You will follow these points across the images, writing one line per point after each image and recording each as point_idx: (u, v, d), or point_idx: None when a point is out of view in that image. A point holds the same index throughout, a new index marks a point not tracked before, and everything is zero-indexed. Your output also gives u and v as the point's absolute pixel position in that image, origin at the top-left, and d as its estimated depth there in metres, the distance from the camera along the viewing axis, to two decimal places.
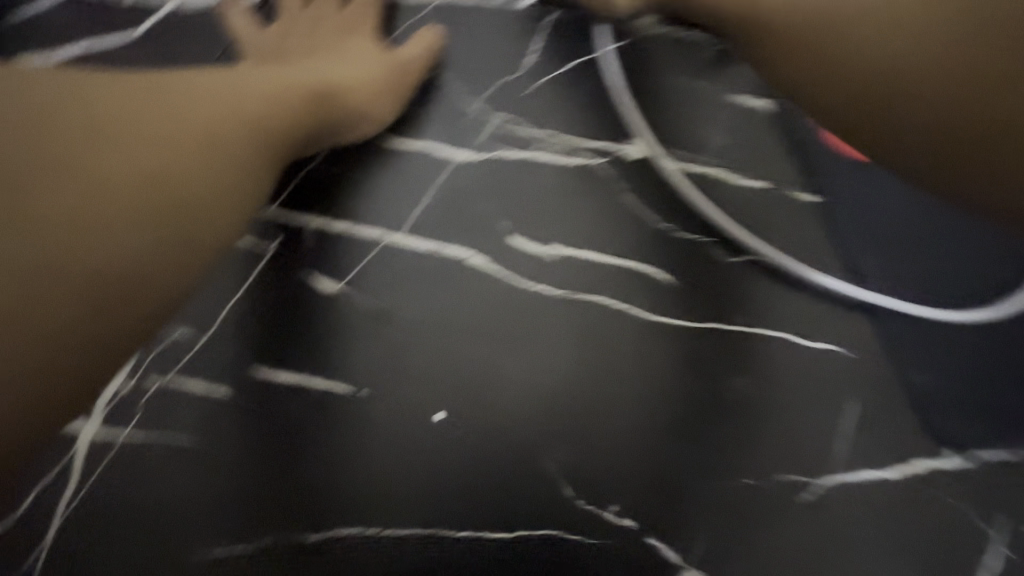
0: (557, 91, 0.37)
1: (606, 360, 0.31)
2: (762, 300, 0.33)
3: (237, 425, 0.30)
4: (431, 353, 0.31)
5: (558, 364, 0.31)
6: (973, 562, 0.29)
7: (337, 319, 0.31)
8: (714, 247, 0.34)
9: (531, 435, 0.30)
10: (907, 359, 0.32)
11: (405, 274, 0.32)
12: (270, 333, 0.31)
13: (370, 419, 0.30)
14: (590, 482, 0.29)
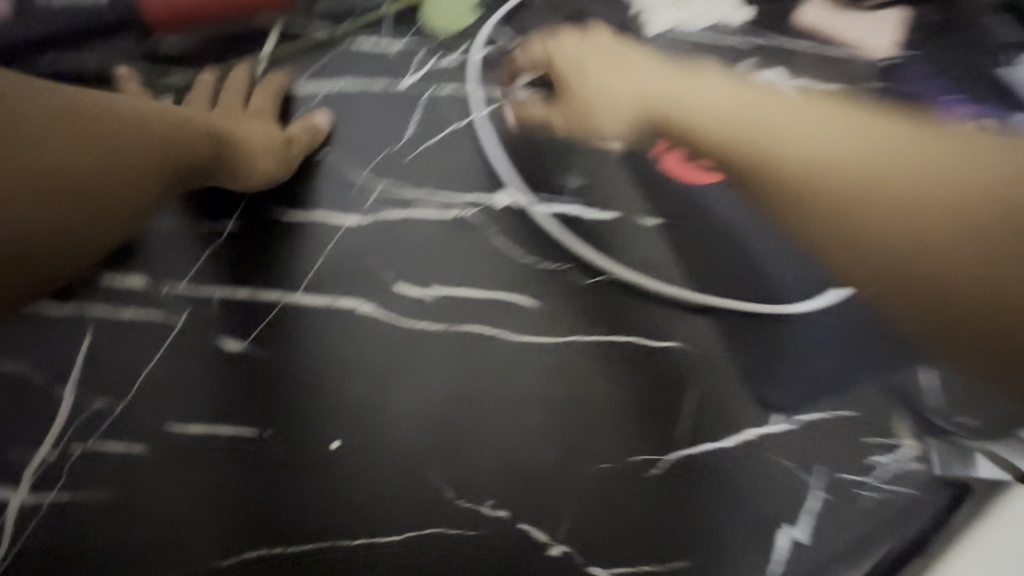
0: (446, 161, 0.47)
1: (489, 376, 0.36)
2: (617, 307, 0.41)
3: (168, 462, 0.32)
4: (337, 386, 0.35)
5: (447, 385, 0.36)
6: (796, 508, 0.35)
7: (252, 363, 0.35)
8: (574, 270, 0.42)
9: (422, 448, 0.34)
10: (724, 337, 0.40)
11: (311, 320, 0.37)
12: (194, 376, 0.35)
13: (290, 448, 0.33)
14: (470, 484, 0.33)
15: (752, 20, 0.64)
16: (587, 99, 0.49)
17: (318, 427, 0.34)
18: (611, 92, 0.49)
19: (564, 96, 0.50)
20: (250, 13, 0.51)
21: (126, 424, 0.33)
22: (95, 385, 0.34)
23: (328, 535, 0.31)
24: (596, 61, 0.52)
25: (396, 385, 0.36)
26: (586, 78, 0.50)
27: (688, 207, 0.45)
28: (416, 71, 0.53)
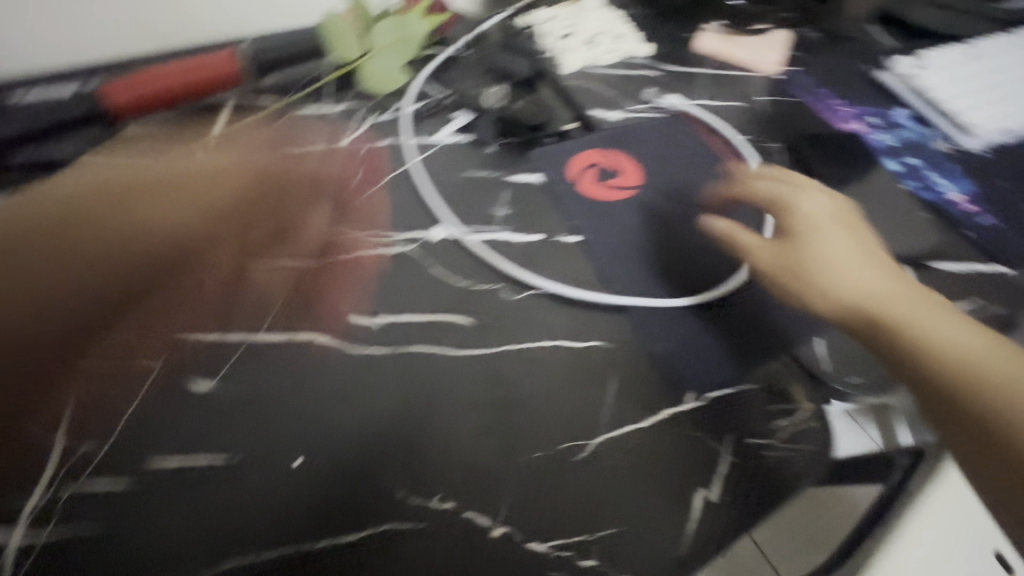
0: (388, 205, 0.53)
1: (433, 387, 0.42)
2: (542, 314, 0.47)
3: (155, 479, 0.37)
4: (299, 405, 0.40)
5: (396, 395, 0.41)
6: (708, 473, 0.40)
7: (226, 392, 0.41)
8: (504, 287, 0.48)
9: (374, 450, 0.39)
10: (637, 334, 0.46)
11: (273, 353, 0.42)
12: (177, 405, 0.40)
13: (261, 467, 0.38)
14: (416, 475, 0.38)
15: (655, 56, 0.73)
16: (827, 286, 0.48)
17: (284, 441, 0.39)
18: (835, 277, 0.49)
19: (791, 255, 0.50)
20: (205, 93, 0.58)
21: (118, 451, 0.38)
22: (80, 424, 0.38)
23: (292, 532, 0.35)
24: (837, 236, 0.51)
25: (351, 400, 0.41)
26: (824, 243, 0.51)
27: (598, 221, 0.54)
28: (357, 128, 0.60)
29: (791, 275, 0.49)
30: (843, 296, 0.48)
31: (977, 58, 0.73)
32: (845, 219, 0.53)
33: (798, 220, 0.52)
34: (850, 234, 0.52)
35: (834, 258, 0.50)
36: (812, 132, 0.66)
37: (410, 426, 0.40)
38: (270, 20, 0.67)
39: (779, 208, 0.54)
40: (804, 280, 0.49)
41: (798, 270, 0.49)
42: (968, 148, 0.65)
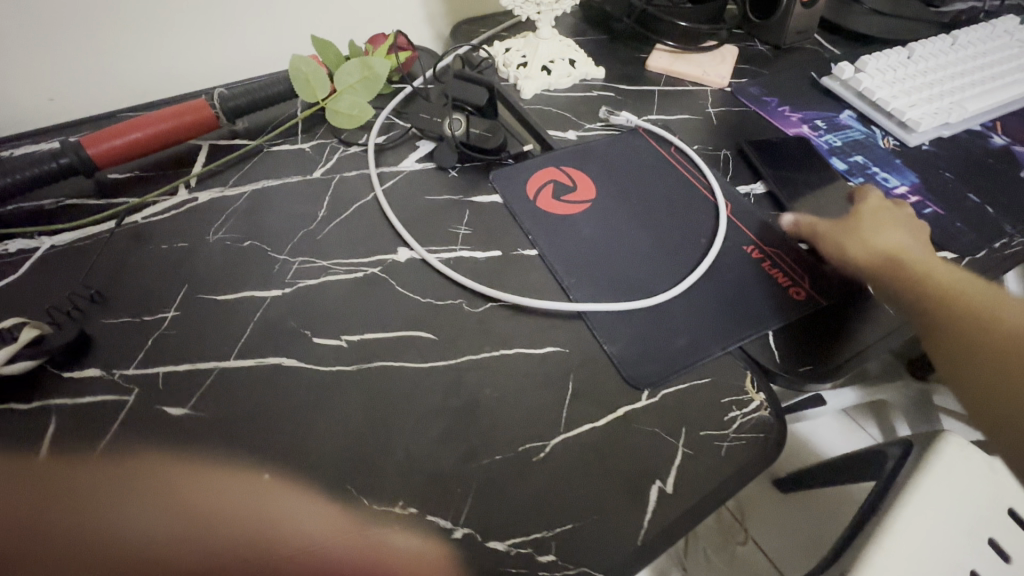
0: (354, 231, 0.56)
1: (398, 401, 0.44)
2: (503, 325, 0.49)
3: (130, 518, 0.38)
4: (270, 432, 0.42)
5: (361, 415, 0.43)
6: (664, 467, 0.41)
7: (202, 428, 0.42)
8: (465, 302, 0.50)
9: (342, 471, 0.40)
10: (593, 336, 0.48)
11: (244, 381, 0.44)
12: (153, 444, 0.41)
13: (228, 486, 0.39)
14: (382, 493, 0.39)
15: (609, 77, 0.78)
16: (861, 241, 0.56)
17: (256, 470, 0.40)
18: (883, 241, 0.55)
19: (853, 227, 0.57)
20: (182, 139, 0.61)
21: (93, 496, 0.39)
22: (58, 457, 0.40)
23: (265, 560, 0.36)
24: (891, 219, 0.58)
25: (318, 424, 0.42)
26: (880, 222, 0.57)
27: (556, 234, 0.56)
28: (326, 162, 0.63)
29: (847, 238, 0.56)
30: (885, 250, 0.55)
31: (914, 60, 0.77)
32: (892, 214, 0.58)
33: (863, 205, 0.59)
34: (897, 218, 0.58)
35: (882, 229, 0.56)
36: (761, 137, 0.70)
37: (375, 446, 0.41)
38: (243, 68, 0.72)
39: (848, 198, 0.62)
40: (853, 244, 0.55)
41: (853, 235, 0.56)
42: (910, 144, 0.69)
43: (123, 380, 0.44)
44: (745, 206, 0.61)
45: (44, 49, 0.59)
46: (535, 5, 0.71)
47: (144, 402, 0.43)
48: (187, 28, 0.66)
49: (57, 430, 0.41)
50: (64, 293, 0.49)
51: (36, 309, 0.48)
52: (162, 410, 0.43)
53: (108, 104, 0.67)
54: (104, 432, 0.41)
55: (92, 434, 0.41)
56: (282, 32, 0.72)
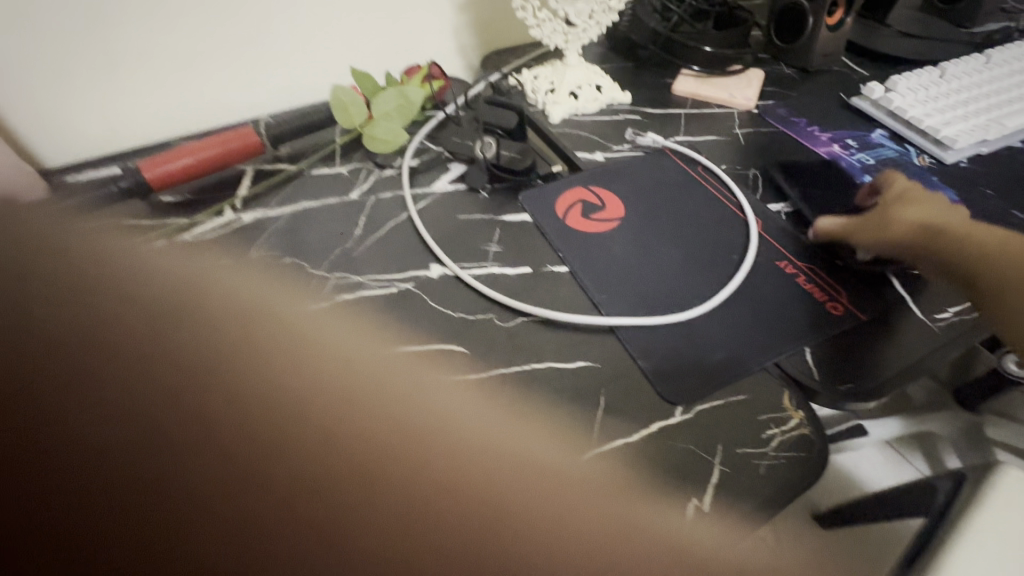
0: (390, 247, 0.58)
1: (426, 409, 0.44)
2: (533, 340, 0.50)
3: (161, 504, 0.39)
4: (296, 424, 0.43)
5: (383, 413, 0.44)
6: (700, 486, 0.40)
7: (232, 421, 0.44)
8: (496, 317, 0.51)
9: (363, 465, 0.41)
10: (625, 352, 0.49)
11: (322, 370, 0.47)
12: (187, 435, 0.43)
13: (307, 454, 0.42)
14: (400, 488, 0.40)
15: (635, 101, 0.80)
16: (897, 219, 0.55)
17: (282, 459, 0.41)
18: (916, 218, 0.55)
19: (883, 209, 0.57)
20: (232, 162, 0.65)
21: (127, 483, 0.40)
22: (194, 361, 0.48)
23: (288, 547, 0.37)
24: (923, 196, 0.57)
25: (341, 420, 0.44)
26: (913, 200, 0.57)
27: (585, 251, 0.57)
28: (363, 184, 0.66)
29: (879, 219, 0.56)
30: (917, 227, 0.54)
31: (947, 79, 0.76)
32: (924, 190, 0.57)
33: (894, 187, 0.59)
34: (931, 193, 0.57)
35: (915, 207, 0.56)
36: (792, 157, 0.70)
37: (394, 441, 0.42)
38: (286, 99, 0.77)
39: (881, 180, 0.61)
40: (886, 225, 0.55)
41: (885, 214, 0.56)
42: (948, 161, 0.68)
43: (162, 375, 0.47)
44: (777, 222, 0.60)
45: (106, 72, 0.64)
46: (563, 34, 0.74)
47: (183, 395, 0.45)
48: (239, 63, 0.71)
49: (97, 418, 0.43)
50: (120, 299, 0.52)
51: (82, 310, 0.51)
52: (196, 404, 0.45)
53: (164, 133, 0.72)
54: (140, 423, 0.43)
55: (130, 424, 0.43)
56: (327, 65, 0.77)
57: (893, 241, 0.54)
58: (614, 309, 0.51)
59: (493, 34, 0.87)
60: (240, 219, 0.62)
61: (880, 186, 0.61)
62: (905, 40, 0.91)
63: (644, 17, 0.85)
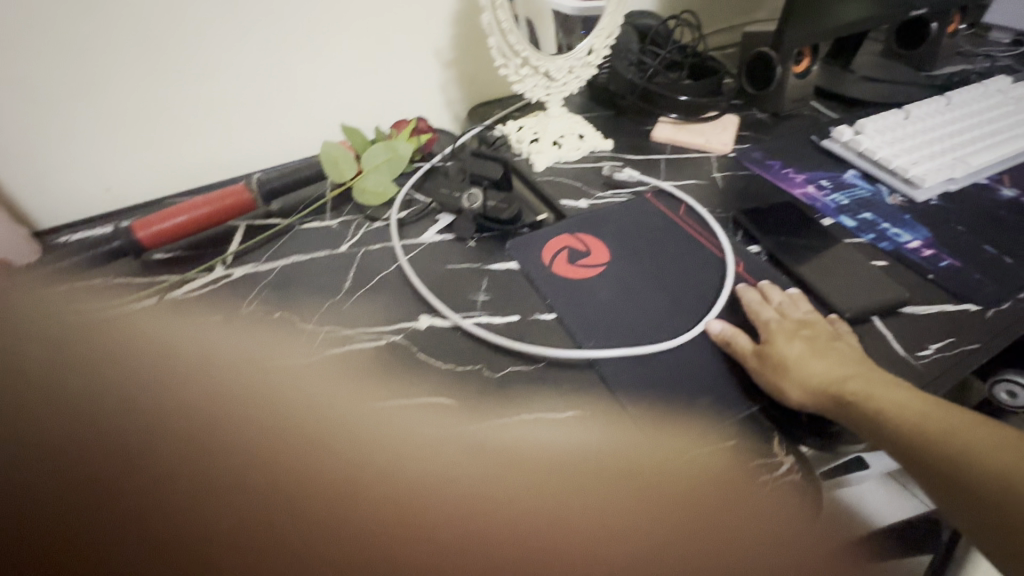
0: (380, 299, 0.59)
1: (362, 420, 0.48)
2: (522, 388, 0.50)
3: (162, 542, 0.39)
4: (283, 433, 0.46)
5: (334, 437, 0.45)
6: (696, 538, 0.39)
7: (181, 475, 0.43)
8: (485, 367, 0.52)
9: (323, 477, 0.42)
10: (611, 401, 0.49)
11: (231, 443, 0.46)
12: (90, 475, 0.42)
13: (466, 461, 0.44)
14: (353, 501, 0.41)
15: (616, 148, 0.83)
16: (793, 379, 0.49)
17: (272, 470, 0.43)
18: (812, 377, 0.49)
19: (748, 370, 0.51)
20: (225, 220, 0.66)
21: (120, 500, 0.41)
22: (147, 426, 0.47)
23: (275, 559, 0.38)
24: (806, 349, 0.51)
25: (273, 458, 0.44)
26: (794, 355, 0.50)
27: (571, 297, 0.58)
28: (352, 237, 0.68)
29: (757, 374, 0.50)
30: (820, 394, 0.48)
31: (911, 120, 0.80)
32: (822, 342, 0.52)
33: (760, 338, 0.53)
34: (825, 338, 0.52)
35: (807, 362, 0.50)
36: (768, 199, 0.72)
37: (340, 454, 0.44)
38: (280, 155, 0.80)
39: (742, 326, 0.56)
40: (785, 377, 0.49)
41: (769, 370, 0.50)
42: (918, 199, 0.70)
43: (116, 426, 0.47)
44: (757, 264, 0.62)
45: (103, 133, 0.67)
46: (544, 88, 0.77)
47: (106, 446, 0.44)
48: (234, 122, 0.74)
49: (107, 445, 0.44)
50: (104, 349, 0.54)
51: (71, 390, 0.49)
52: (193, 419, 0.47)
53: (162, 190, 0.74)
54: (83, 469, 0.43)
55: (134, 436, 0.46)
56: (319, 122, 0.80)
57: (793, 397, 0.48)
58: (601, 352, 0.52)
59: (479, 88, 0.91)
60: (231, 275, 0.63)
61: (836, 247, 0.63)
62: (871, 84, 0.96)
63: (622, 69, 0.88)
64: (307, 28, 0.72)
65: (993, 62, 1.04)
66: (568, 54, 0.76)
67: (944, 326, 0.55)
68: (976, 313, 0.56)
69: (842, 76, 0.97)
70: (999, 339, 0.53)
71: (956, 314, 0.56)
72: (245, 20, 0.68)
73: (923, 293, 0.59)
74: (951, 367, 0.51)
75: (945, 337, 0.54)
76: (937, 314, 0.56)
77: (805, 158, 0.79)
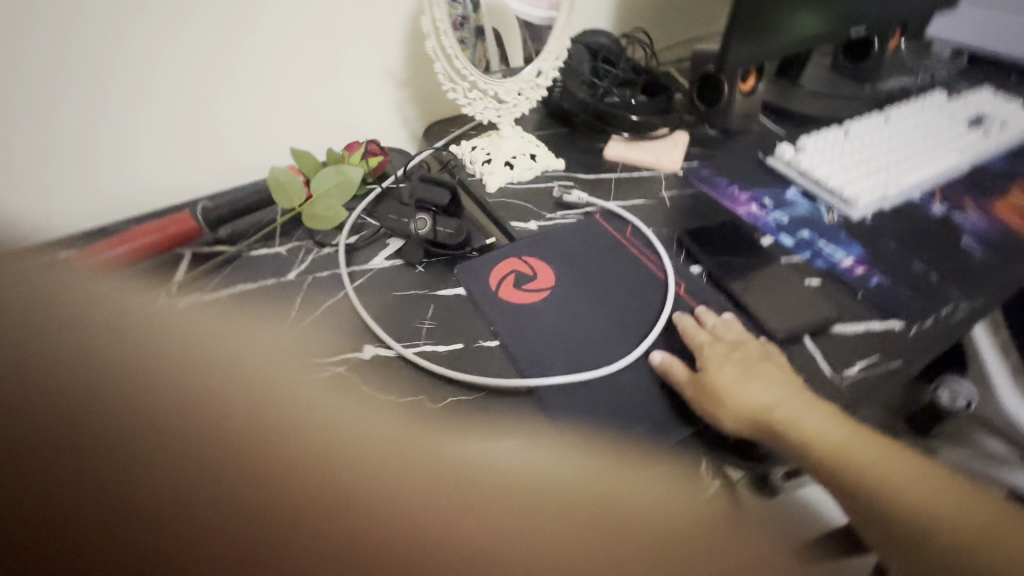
0: (326, 327, 0.59)
1: (348, 421, 0.50)
2: (464, 416, 0.51)
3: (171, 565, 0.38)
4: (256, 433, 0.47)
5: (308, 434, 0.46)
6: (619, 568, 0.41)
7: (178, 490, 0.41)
8: (427, 395, 0.53)
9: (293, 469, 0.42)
10: (549, 428, 0.50)
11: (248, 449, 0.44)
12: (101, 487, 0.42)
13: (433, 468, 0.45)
14: (343, 508, 0.40)
15: (568, 166, 0.84)
16: (725, 403, 0.50)
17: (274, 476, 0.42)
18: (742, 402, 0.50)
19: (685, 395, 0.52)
20: (169, 248, 0.65)
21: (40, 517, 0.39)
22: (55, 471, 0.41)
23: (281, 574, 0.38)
24: (741, 373, 0.53)
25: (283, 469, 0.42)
26: (730, 380, 0.52)
27: (514, 322, 0.59)
28: (300, 264, 0.68)
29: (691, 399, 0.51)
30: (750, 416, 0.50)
31: (850, 138, 0.83)
32: (753, 364, 0.54)
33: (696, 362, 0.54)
34: (755, 360, 0.54)
35: (739, 386, 0.52)
36: (712, 218, 0.74)
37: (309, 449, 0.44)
38: (230, 178, 0.79)
39: (680, 349, 0.57)
40: (717, 401, 0.50)
41: (703, 396, 0.51)
42: (854, 217, 0.73)
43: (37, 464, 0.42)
44: (697, 285, 0.64)
45: (41, 161, 0.65)
46: (495, 109, 0.78)
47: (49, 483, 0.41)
48: (182, 146, 0.73)
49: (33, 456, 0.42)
50: None
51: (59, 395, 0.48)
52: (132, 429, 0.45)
53: (107, 214, 0.73)
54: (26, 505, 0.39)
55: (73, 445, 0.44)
56: (270, 146, 0.80)
57: (724, 421, 0.50)
58: (542, 381, 0.52)
59: (434, 106, 0.91)
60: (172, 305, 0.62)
61: (774, 268, 0.65)
62: (816, 99, 0.99)
63: (573, 87, 0.90)
64: (253, 50, 0.72)
65: (934, 76, 1.09)
66: (516, 77, 0.78)
67: (871, 344, 0.57)
68: (901, 331, 0.59)
69: (789, 91, 1.00)
70: (919, 356, 0.56)
71: (882, 332, 0.59)
72: (188, 42, 0.67)
73: (852, 311, 0.61)
74: (873, 386, 0.54)
75: (871, 356, 0.56)
76: (865, 333, 0.59)
77: (750, 176, 0.82)
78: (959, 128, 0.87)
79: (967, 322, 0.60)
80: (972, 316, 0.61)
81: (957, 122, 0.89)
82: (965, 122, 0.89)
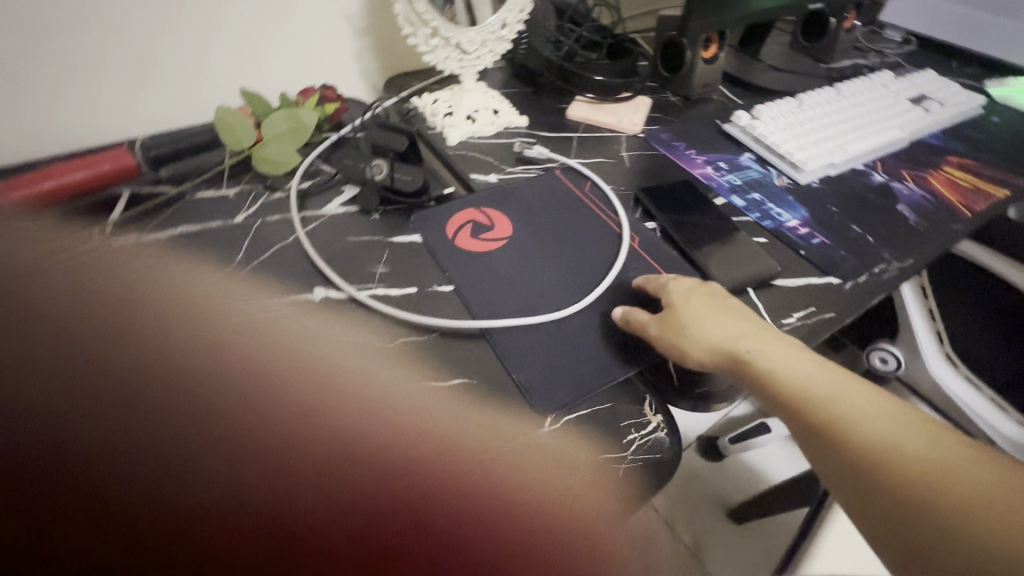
0: (277, 271, 0.58)
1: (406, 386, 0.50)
2: (417, 357, 0.51)
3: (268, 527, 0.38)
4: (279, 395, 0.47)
5: (291, 391, 0.47)
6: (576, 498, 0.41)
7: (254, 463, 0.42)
8: (379, 338, 0.52)
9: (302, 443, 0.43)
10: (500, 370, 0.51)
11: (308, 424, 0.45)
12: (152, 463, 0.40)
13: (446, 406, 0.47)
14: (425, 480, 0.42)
15: (530, 124, 0.83)
16: (677, 345, 0.51)
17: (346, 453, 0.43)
18: (691, 345, 0.51)
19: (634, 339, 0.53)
20: (103, 187, 0.61)
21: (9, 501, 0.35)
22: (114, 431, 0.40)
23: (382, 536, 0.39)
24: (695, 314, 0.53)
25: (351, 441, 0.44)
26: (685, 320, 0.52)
27: (469, 269, 0.59)
28: (249, 208, 0.65)
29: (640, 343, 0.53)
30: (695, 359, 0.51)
31: (803, 109, 0.86)
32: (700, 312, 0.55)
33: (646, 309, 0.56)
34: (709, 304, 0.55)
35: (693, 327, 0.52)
36: (670, 178, 0.76)
37: (290, 409, 0.45)
38: (174, 121, 0.74)
39: (631, 299, 0.58)
40: (664, 345, 0.52)
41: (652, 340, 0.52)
42: (801, 181, 0.76)
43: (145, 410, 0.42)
44: (651, 240, 0.65)
45: None
46: (457, 60, 0.76)
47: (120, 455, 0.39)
48: (119, 82, 0.68)
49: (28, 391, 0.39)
50: None
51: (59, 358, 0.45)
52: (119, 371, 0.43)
53: (29, 153, 0.66)
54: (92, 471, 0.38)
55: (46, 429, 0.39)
56: (218, 90, 0.76)
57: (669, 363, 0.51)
58: (492, 324, 0.53)
59: (395, 59, 0.89)
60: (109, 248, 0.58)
61: (724, 225, 0.68)
62: (774, 73, 1.02)
63: (539, 46, 0.89)
64: None
65: (883, 58, 1.13)
66: (480, 26, 0.76)
67: (809, 297, 0.60)
68: (837, 285, 0.62)
69: (749, 64, 1.02)
70: (853, 307, 0.60)
71: (820, 285, 0.62)
72: None
73: (794, 266, 0.64)
74: (809, 334, 0.56)
75: (808, 308, 0.59)
76: (805, 286, 0.62)
77: (708, 140, 0.84)
78: (902, 105, 0.91)
79: (897, 279, 0.64)
80: (902, 273, 0.64)
81: (901, 99, 0.93)
82: (908, 100, 0.94)
